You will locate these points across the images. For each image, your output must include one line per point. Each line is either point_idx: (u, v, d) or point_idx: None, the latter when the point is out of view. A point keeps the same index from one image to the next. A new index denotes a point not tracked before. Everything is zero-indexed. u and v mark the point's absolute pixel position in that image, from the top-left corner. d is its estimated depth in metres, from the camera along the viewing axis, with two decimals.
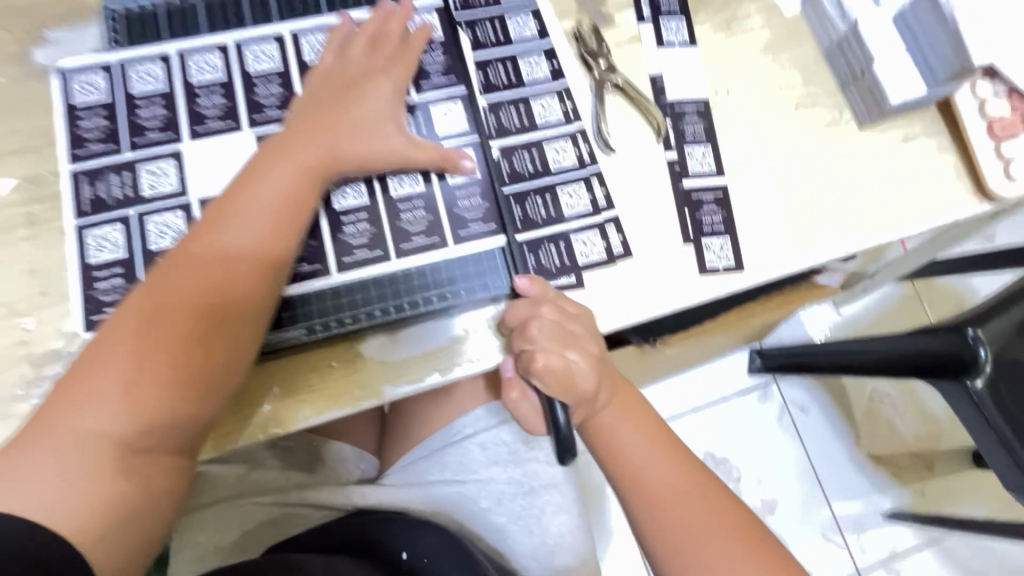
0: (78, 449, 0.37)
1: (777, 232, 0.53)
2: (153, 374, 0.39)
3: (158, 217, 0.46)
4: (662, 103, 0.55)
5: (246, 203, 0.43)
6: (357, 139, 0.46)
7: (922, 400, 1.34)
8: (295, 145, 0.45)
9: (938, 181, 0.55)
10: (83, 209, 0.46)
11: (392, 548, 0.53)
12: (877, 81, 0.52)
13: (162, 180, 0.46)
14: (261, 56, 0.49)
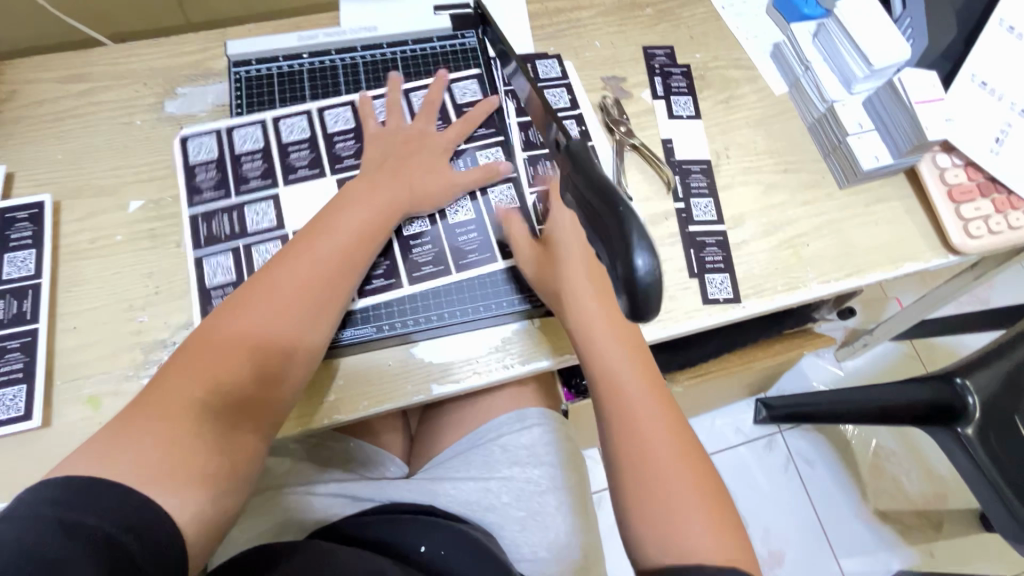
0: (178, 416, 0.43)
1: (770, 271, 0.62)
2: (246, 358, 0.46)
3: (263, 247, 0.57)
4: (672, 162, 0.66)
5: (331, 226, 0.53)
6: (424, 180, 0.57)
7: (928, 458, 1.37)
8: (374, 183, 0.55)
9: (908, 235, 0.64)
10: (198, 243, 0.56)
11: (411, 544, 0.60)
12: (851, 151, 0.63)
13: (263, 218, 0.58)
14: (337, 117, 0.61)
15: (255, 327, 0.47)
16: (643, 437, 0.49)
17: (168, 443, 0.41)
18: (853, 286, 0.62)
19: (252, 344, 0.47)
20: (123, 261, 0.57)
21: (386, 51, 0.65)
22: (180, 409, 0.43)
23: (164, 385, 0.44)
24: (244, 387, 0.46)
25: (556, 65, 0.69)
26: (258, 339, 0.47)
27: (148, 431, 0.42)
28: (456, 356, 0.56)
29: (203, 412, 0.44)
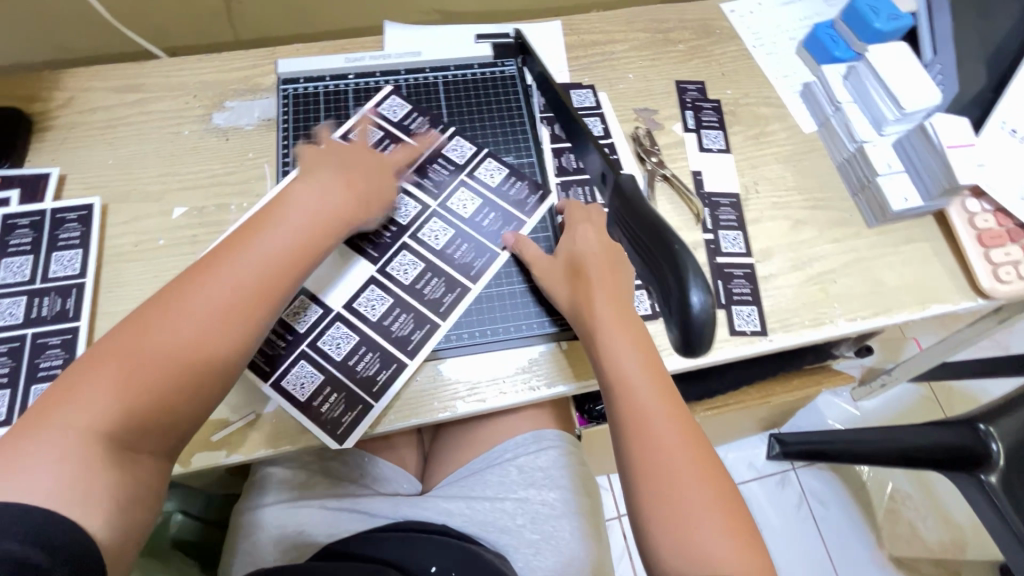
0: (64, 442, 0.38)
1: (797, 306, 0.62)
2: (145, 377, 0.42)
3: (328, 336, 0.56)
4: (702, 194, 0.67)
5: (258, 237, 0.48)
6: (368, 200, 0.55)
7: (945, 505, 1.33)
8: (314, 194, 0.52)
9: (936, 277, 0.64)
10: (263, 373, 0.54)
11: (423, 563, 0.60)
12: (880, 191, 0.64)
13: (307, 314, 0.56)
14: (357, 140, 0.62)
15: (161, 344, 0.43)
16: (660, 451, 0.47)
17: (58, 471, 0.37)
18: (881, 324, 0.62)
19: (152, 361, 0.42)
20: (164, 265, 0.59)
21: (428, 75, 0.67)
22: (65, 435, 0.38)
23: (47, 408, 0.39)
24: (144, 409, 0.41)
25: (591, 95, 0.71)
26: (163, 358, 0.42)
27: (27, 460, 0.37)
28: (481, 375, 0.56)
29: (92, 438, 0.39)
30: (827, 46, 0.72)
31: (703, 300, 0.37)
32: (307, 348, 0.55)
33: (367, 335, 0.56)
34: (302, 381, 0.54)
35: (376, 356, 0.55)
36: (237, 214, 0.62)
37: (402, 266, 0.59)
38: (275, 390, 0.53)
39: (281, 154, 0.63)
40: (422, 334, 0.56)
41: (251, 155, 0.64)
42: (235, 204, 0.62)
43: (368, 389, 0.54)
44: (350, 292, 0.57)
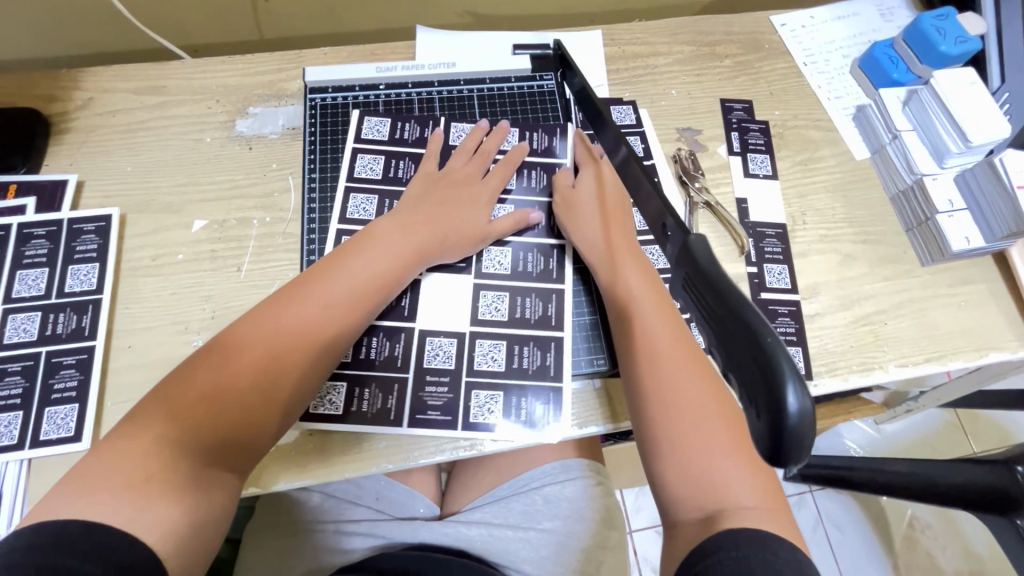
0: (147, 453, 0.41)
1: (844, 347, 0.58)
2: (225, 399, 0.44)
3: (482, 352, 0.56)
4: (746, 223, 0.63)
5: (341, 267, 0.52)
6: (455, 236, 0.57)
7: (966, 536, 1.30)
8: (401, 229, 0.55)
9: (994, 322, 0.60)
10: (450, 420, 0.54)
11: None
12: (940, 229, 0.60)
13: (443, 352, 0.56)
14: (371, 165, 0.60)
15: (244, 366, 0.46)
16: (667, 372, 0.48)
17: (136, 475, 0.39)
18: (933, 371, 0.58)
19: (233, 381, 0.45)
20: (183, 282, 0.56)
21: (463, 88, 0.65)
22: (153, 444, 0.41)
23: (141, 418, 0.43)
24: (221, 427, 0.44)
25: (631, 112, 0.67)
26: (243, 380, 0.45)
27: (117, 470, 0.40)
28: (511, 412, 0.54)
29: (177, 450, 0.42)
30: (885, 68, 0.68)
31: (807, 394, 0.23)
32: (467, 378, 0.55)
33: (509, 333, 0.57)
34: (487, 404, 0.54)
35: (531, 344, 0.56)
36: (259, 229, 0.59)
37: (496, 260, 0.59)
38: (470, 423, 0.53)
39: (307, 167, 0.61)
40: (554, 306, 0.58)
41: (274, 166, 0.62)
42: (258, 218, 0.59)
43: (545, 376, 0.55)
44: (470, 308, 0.57)
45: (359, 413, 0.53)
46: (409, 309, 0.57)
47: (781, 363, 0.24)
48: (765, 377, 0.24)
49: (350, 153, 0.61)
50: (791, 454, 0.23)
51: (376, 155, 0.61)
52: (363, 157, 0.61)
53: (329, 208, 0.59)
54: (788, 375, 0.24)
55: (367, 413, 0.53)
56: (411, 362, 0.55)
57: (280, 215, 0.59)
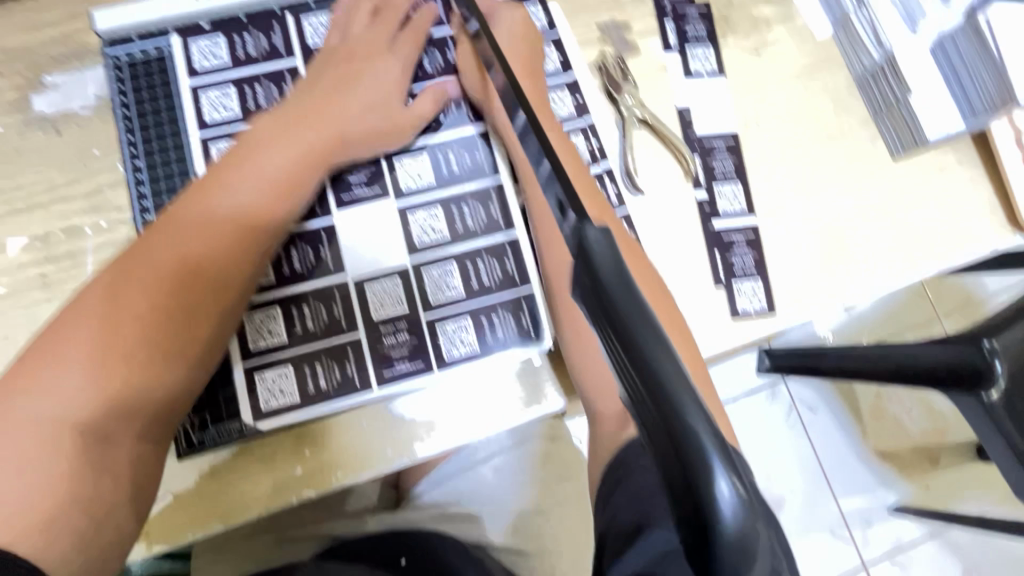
0: (41, 449, 0.32)
1: (810, 270, 0.51)
2: (128, 369, 0.35)
3: (434, 272, 0.46)
4: (691, 138, 0.53)
5: (230, 184, 0.41)
6: (363, 125, 0.45)
7: (929, 396, 1.35)
8: (295, 125, 0.44)
9: (971, 216, 0.54)
10: (432, 365, 0.45)
11: (392, 555, 0.56)
12: (913, 114, 0.52)
13: (391, 299, 0.45)
14: (222, 103, 0.47)
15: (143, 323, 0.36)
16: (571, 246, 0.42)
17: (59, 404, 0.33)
18: (905, 282, 0.53)
19: (128, 342, 0.36)
20: (13, 321, 0.45)
21: (315, 9, 0.49)
22: (73, 368, 0.34)
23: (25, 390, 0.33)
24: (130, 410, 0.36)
25: (541, 11, 0.53)
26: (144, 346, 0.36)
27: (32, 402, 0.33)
28: (440, 403, 0.46)
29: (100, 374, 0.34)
30: None
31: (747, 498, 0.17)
32: (425, 316, 0.46)
33: (458, 251, 0.47)
34: (459, 334, 0.46)
35: (484, 255, 0.47)
36: (95, 238, 0.47)
37: (414, 171, 0.47)
38: (448, 361, 0.46)
39: (129, 150, 0.46)
40: (500, 209, 0.48)
41: (96, 152, 0.48)
42: (90, 223, 0.47)
43: (513, 285, 0.47)
44: (402, 236, 0.46)
45: (319, 394, 0.44)
46: (332, 259, 0.45)
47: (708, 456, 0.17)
48: (685, 490, 0.17)
49: (186, 115, 0.46)
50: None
51: (224, 102, 0.47)
52: (207, 95, 0.47)
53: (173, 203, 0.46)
54: (716, 476, 0.17)
55: (328, 390, 0.44)
56: (357, 319, 0.45)
57: (119, 215, 0.47)
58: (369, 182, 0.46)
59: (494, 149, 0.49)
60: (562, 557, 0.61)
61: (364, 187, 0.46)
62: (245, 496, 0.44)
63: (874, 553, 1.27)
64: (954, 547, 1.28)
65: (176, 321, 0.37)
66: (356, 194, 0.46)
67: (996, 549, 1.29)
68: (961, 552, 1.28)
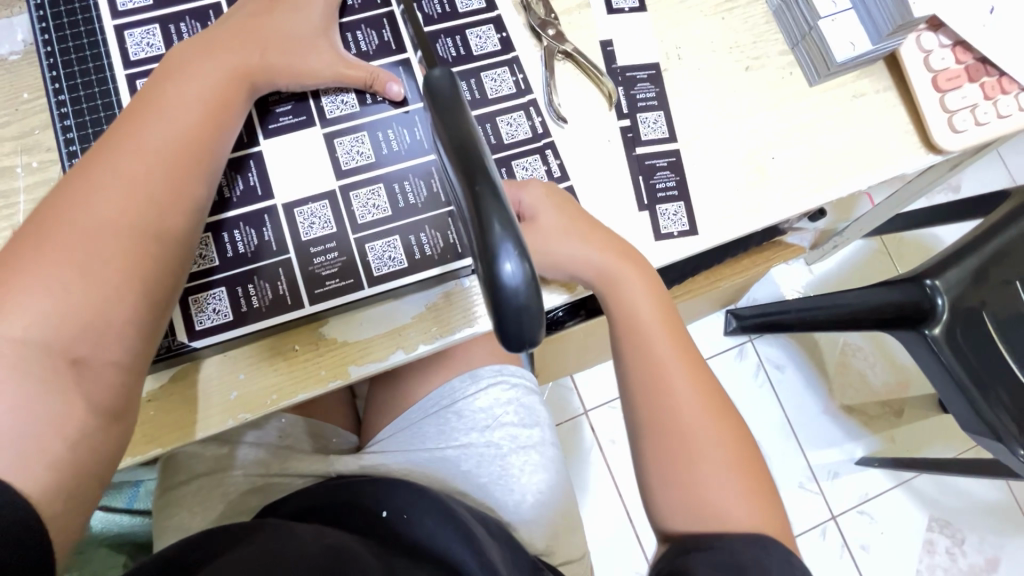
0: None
1: (731, 193, 0.54)
2: (70, 303, 0.34)
3: (362, 194, 0.47)
4: (614, 70, 0.55)
5: (155, 109, 0.40)
6: (286, 50, 0.45)
7: (892, 350, 1.39)
8: (210, 50, 0.43)
9: (885, 138, 0.56)
10: (363, 282, 0.47)
11: (372, 508, 0.54)
12: (823, 38, 0.53)
13: (319, 221, 0.47)
14: (147, 40, 0.48)
15: (99, 250, 0.36)
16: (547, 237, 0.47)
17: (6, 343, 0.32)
18: (824, 202, 0.55)
19: (72, 272, 0.35)
20: None
21: None
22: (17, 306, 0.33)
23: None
24: (103, 333, 0.35)
25: None
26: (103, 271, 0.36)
27: None
28: (374, 327, 0.48)
29: (48, 309, 0.34)
30: None
31: (528, 272, 0.24)
32: (354, 236, 0.47)
33: (384, 174, 0.48)
34: (388, 252, 0.47)
35: (412, 177, 0.48)
36: (27, 178, 0.48)
37: (338, 98, 0.48)
38: (378, 278, 0.47)
39: (52, 85, 0.47)
40: (425, 134, 0.49)
41: (26, 96, 0.49)
42: (21, 163, 0.48)
43: (439, 204, 0.48)
44: (328, 161, 0.47)
45: (252, 312, 0.45)
46: (261, 185, 0.46)
47: (494, 220, 0.24)
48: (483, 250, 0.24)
49: (108, 50, 0.48)
50: (517, 340, 0.26)
51: (147, 35, 0.48)
52: (131, 33, 0.48)
53: (97, 134, 0.47)
54: (502, 240, 0.24)
55: (261, 307, 0.46)
56: (287, 241, 0.46)
57: (50, 155, 0.48)
58: (295, 111, 0.48)
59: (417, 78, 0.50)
60: (534, 499, 0.62)
61: (290, 116, 0.48)
62: (185, 419, 0.45)
63: (843, 504, 1.30)
64: (919, 495, 1.32)
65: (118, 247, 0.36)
66: (282, 124, 0.47)
67: (960, 495, 1.32)
68: (926, 499, 1.31)
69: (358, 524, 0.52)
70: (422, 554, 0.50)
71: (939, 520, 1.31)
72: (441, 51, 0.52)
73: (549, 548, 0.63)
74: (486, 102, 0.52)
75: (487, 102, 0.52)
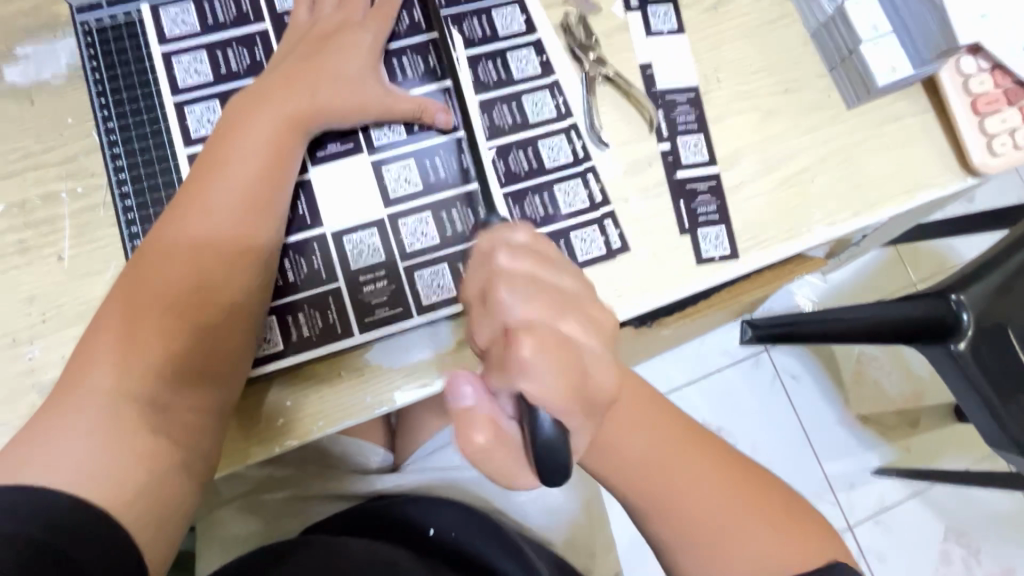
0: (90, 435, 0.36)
1: (770, 217, 0.54)
2: (149, 362, 0.38)
3: (410, 221, 0.47)
4: (653, 93, 0.55)
5: (218, 168, 0.42)
6: (333, 90, 0.45)
7: (907, 359, 1.39)
8: (264, 99, 0.44)
9: (924, 162, 0.56)
10: (411, 310, 0.47)
11: (419, 525, 0.55)
12: (864, 62, 0.53)
13: (367, 250, 0.47)
14: (194, 67, 0.48)
15: (176, 312, 0.40)
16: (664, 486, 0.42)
17: (101, 400, 0.37)
18: (863, 225, 0.55)
19: (152, 334, 0.39)
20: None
21: None
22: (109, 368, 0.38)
23: (76, 379, 0.38)
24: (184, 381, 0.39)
25: None
26: (180, 330, 0.39)
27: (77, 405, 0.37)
28: (418, 352, 0.47)
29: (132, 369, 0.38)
30: None
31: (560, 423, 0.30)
32: (402, 265, 0.47)
33: (430, 201, 0.48)
34: (436, 280, 0.47)
35: (459, 205, 0.48)
36: (72, 203, 0.48)
37: (385, 126, 0.48)
38: (426, 306, 0.47)
39: (102, 112, 0.48)
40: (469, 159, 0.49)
41: (70, 121, 0.49)
42: (67, 189, 0.48)
43: None
44: (376, 188, 0.48)
45: (303, 341, 0.46)
46: (310, 213, 0.47)
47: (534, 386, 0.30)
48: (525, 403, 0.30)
49: (158, 78, 0.48)
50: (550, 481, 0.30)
51: (196, 61, 0.48)
52: (179, 59, 0.48)
53: (145, 163, 0.47)
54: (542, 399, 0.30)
55: (311, 336, 0.46)
56: (337, 269, 0.46)
57: (94, 181, 0.48)
58: (343, 139, 0.48)
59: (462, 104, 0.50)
60: (570, 518, 0.63)
61: (338, 143, 0.48)
62: (232, 447, 0.45)
63: (858, 515, 1.30)
64: (934, 505, 1.32)
65: (189, 308, 0.40)
66: (330, 151, 0.48)
67: (976, 506, 1.32)
68: (941, 510, 1.31)
69: (406, 540, 0.54)
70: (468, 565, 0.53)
71: (954, 530, 1.31)
72: (482, 75, 0.52)
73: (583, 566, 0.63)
74: (527, 126, 0.52)
75: (529, 126, 0.52)
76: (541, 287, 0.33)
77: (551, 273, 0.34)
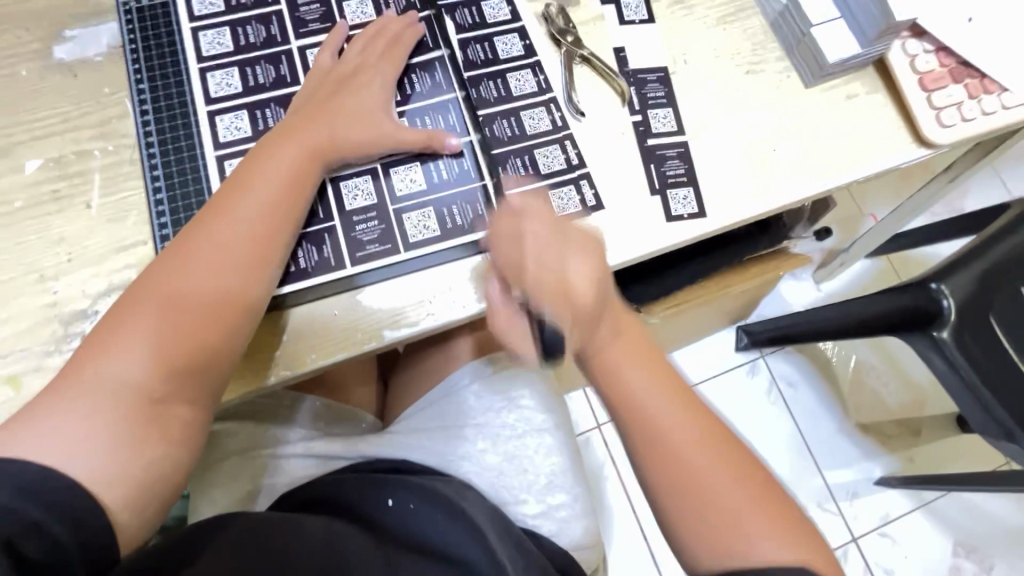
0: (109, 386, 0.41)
1: (736, 181, 0.58)
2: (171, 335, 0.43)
3: (400, 170, 0.53)
4: (626, 72, 0.60)
5: (259, 169, 0.48)
6: (353, 128, 0.50)
7: (905, 368, 1.39)
8: (312, 117, 0.50)
9: (879, 133, 0.60)
10: (400, 248, 0.52)
11: (378, 499, 0.54)
12: (816, 44, 0.59)
13: (361, 194, 0.52)
14: (217, 40, 0.55)
15: (194, 319, 0.43)
16: (658, 426, 0.46)
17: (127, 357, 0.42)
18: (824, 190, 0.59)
19: (177, 311, 0.43)
20: (25, 229, 0.51)
21: None
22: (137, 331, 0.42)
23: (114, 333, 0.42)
24: (198, 374, 0.44)
25: None
26: (195, 330, 0.43)
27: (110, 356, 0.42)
28: (401, 297, 0.51)
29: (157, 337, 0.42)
30: None
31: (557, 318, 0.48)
32: (392, 207, 0.52)
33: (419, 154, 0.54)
34: (422, 221, 0.52)
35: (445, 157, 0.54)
36: (101, 159, 0.53)
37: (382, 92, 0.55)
38: (411, 243, 0.52)
39: (137, 79, 0.55)
40: (456, 122, 0.56)
41: (107, 90, 0.55)
42: (98, 148, 0.54)
43: (468, 182, 0.54)
44: None
45: (300, 272, 0.50)
46: None
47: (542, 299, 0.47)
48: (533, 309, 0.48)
49: (185, 49, 0.55)
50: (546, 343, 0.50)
51: (219, 34, 0.55)
52: (205, 34, 0.55)
53: (169, 119, 0.54)
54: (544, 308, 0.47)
55: (307, 269, 0.50)
56: (333, 209, 0.51)
57: (124, 140, 0.54)
58: None
59: (452, 73, 0.57)
60: (549, 485, 0.64)
61: None
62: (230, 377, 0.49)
63: (863, 527, 1.27)
64: (942, 518, 1.29)
65: (212, 293, 0.44)
66: None
67: (986, 519, 1.29)
68: (949, 522, 1.28)
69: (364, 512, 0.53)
70: (428, 547, 0.50)
71: (964, 545, 1.27)
72: (472, 54, 0.58)
73: (564, 534, 0.62)
74: (510, 98, 0.58)
75: (511, 98, 0.58)
76: (554, 241, 0.47)
77: (567, 235, 0.47)
